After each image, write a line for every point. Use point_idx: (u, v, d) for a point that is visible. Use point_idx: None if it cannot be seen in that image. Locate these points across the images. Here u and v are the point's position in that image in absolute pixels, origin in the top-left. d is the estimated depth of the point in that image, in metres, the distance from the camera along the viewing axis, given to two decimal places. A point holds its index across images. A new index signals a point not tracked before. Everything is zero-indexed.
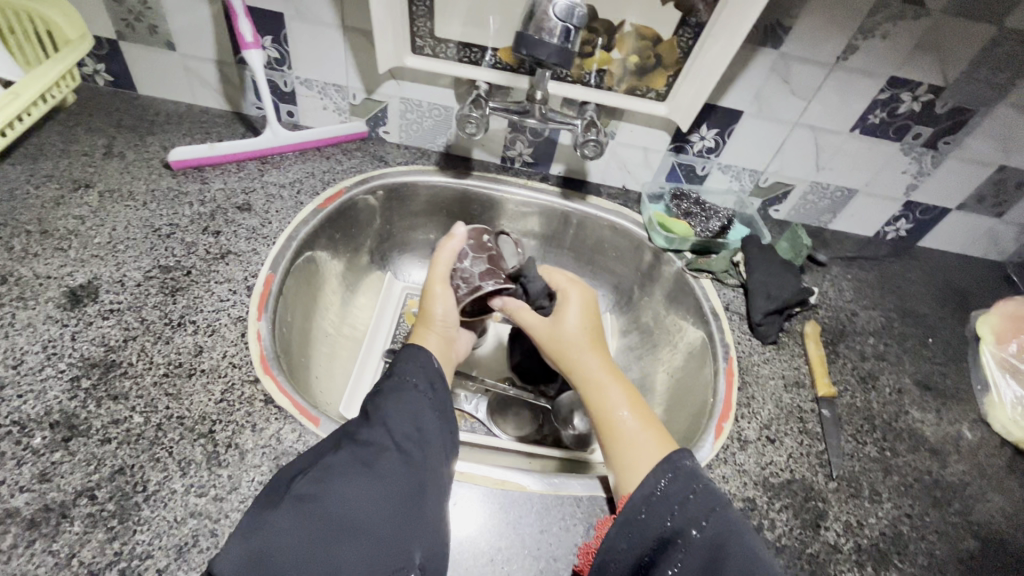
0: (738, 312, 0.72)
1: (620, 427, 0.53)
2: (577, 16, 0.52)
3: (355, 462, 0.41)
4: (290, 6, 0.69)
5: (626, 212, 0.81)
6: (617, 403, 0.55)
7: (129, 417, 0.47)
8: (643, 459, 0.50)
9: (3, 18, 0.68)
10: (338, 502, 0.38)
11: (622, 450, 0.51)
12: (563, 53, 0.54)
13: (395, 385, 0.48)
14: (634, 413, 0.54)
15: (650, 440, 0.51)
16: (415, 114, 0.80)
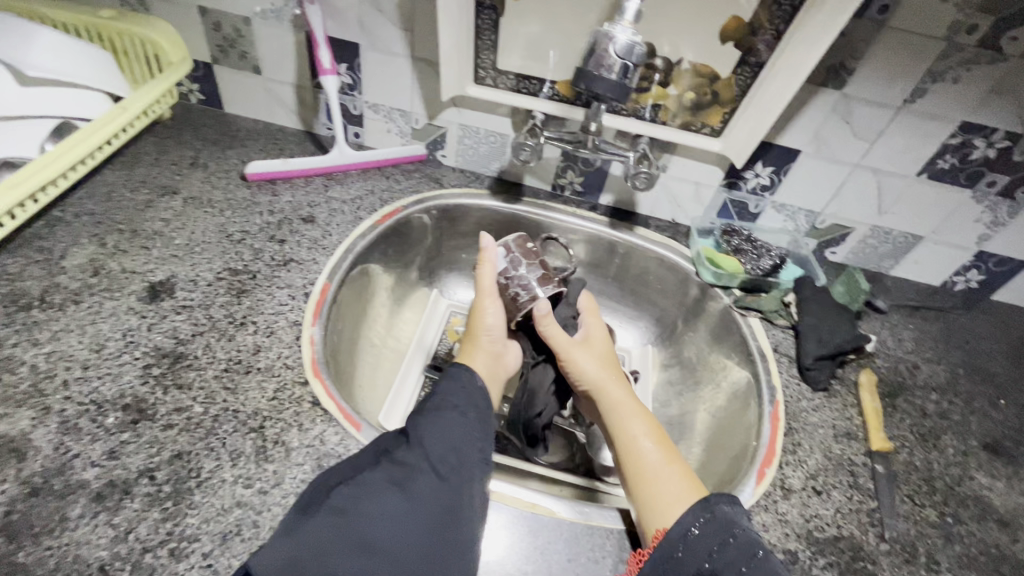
0: (787, 354, 0.69)
1: (643, 459, 0.53)
2: (637, 53, 0.54)
3: (392, 479, 0.42)
4: (365, 37, 0.74)
5: (674, 245, 0.81)
6: (637, 430, 0.56)
7: (191, 406, 0.51)
8: (672, 485, 0.50)
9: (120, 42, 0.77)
10: (372, 517, 0.40)
11: (647, 479, 0.51)
12: (620, 89, 0.55)
13: (435, 408, 0.50)
14: (655, 449, 0.54)
15: (678, 473, 0.51)
16: (472, 140, 0.83)
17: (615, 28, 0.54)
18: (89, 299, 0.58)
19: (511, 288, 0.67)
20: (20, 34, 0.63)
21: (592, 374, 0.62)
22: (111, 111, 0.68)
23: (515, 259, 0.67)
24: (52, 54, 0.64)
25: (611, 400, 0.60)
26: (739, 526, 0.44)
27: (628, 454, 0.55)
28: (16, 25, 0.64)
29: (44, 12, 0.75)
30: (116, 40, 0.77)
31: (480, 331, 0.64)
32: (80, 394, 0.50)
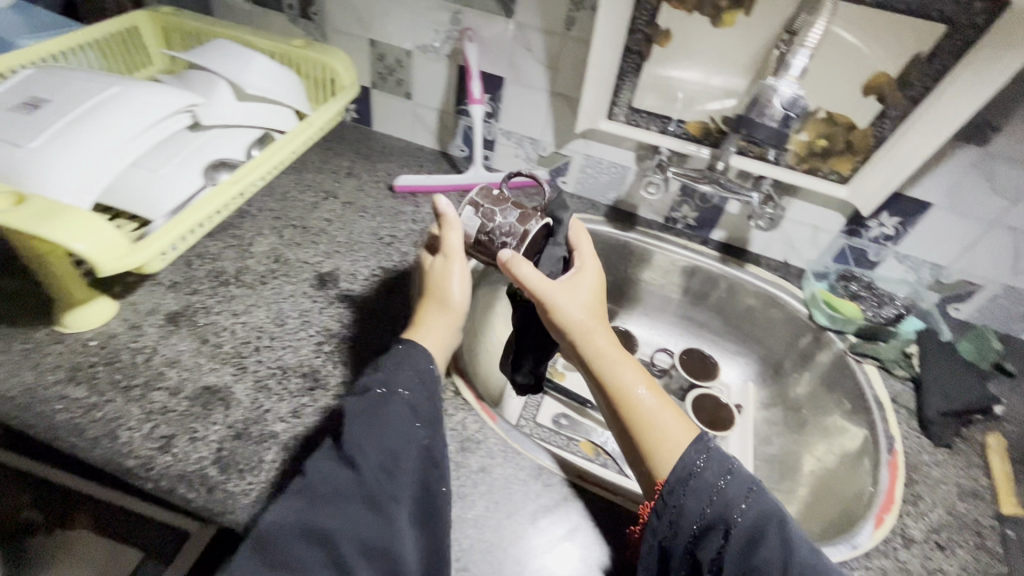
0: (906, 406, 0.68)
1: (641, 408, 0.50)
2: (800, 106, 0.58)
3: (330, 492, 0.43)
4: (511, 72, 0.83)
5: (787, 285, 0.82)
6: (633, 377, 0.52)
7: (356, 381, 0.59)
8: (674, 430, 0.49)
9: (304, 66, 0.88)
10: (303, 537, 0.41)
11: (650, 429, 0.49)
12: (779, 136, 0.60)
13: (375, 403, 0.47)
14: (651, 394, 0.51)
15: (674, 416, 0.50)
16: (594, 170, 0.89)
17: (780, 82, 0.58)
18: (272, 281, 0.69)
19: (494, 243, 0.53)
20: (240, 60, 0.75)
21: (581, 322, 0.53)
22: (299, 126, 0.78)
23: (487, 212, 0.53)
24: (262, 76, 0.76)
25: (601, 349, 0.53)
26: (759, 492, 0.44)
27: (627, 405, 0.50)
28: (237, 52, 0.77)
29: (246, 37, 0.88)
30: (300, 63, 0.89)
31: (438, 286, 0.55)
32: (269, 359, 0.60)
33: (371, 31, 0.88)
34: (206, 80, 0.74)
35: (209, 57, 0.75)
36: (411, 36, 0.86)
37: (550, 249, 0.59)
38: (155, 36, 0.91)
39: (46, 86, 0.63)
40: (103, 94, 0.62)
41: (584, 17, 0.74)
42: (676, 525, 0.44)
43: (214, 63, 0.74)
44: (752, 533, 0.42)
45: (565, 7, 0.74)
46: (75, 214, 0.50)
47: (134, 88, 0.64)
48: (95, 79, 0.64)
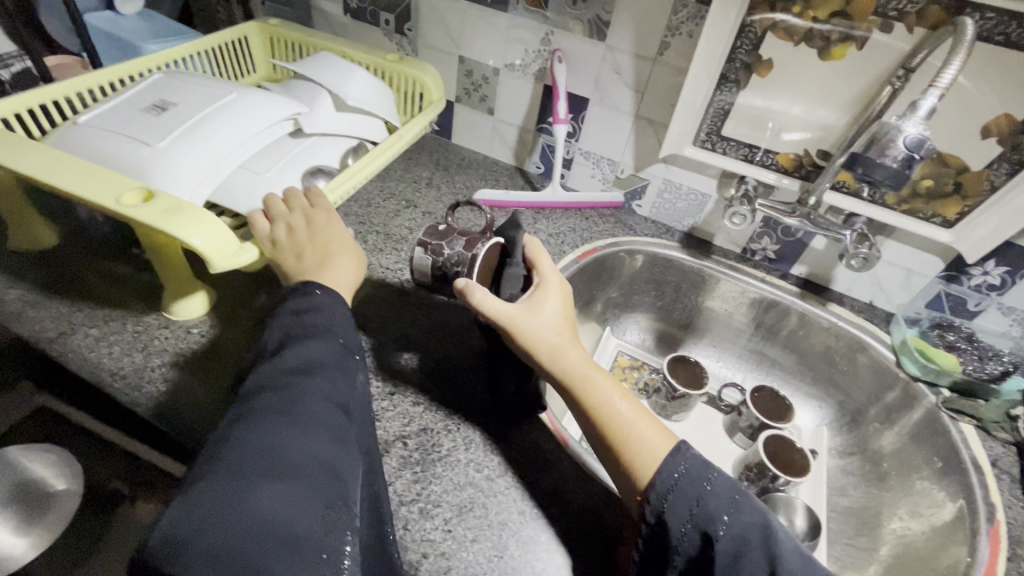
0: (1008, 472, 0.63)
1: (616, 420, 0.49)
2: (927, 148, 0.55)
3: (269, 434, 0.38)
4: (597, 94, 0.83)
5: (874, 329, 0.78)
6: (610, 392, 0.51)
7: (433, 390, 0.60)
8: (651, 439, 0.48)
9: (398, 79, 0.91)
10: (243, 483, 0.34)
11: (625, 443, 0.48)
12: (899, 177, 0.57)
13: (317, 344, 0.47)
14: (627, 405, 0.50)
15: (652, 427, 0.49)
16: (672, 195, 0.88)
17: (905, 121, 0.55)
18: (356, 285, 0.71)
19: (449, 273, 0.58)
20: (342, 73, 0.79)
21: (550, 343, 0.53)
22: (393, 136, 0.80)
23: (434, 248, 0.58)
24: (362, 88, 0.79)
25: (573, 366, 0.52)
26: (745, 497, 0.42)
27: (603, 421, 0.49)
28: (340, 64, 0.81)
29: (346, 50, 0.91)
30: (393, 76, 0.92)
31: (327, 235, 0.60)
32: None
33: (461, 48, 0.90)
34: (309, 90, 0.77)
35: (314, 68, 0.79)
36: (500, 54, 0.88)
37: (512, 268, 0.60)
38: (260, 47, 0.97)
39: (170, 91, 0.67)
40: (220, 100, 0.66)
41: (679, 43, 0.73)
42: (664, 530, 0.43)
43: (317, 74, 0.78)
44: (736, 545, 0.40)
45: (661, 32, 0.74)
46: (190, 209, 0.52)
47: (247, 96, 0.68)
48: (213, 86, 0.69)
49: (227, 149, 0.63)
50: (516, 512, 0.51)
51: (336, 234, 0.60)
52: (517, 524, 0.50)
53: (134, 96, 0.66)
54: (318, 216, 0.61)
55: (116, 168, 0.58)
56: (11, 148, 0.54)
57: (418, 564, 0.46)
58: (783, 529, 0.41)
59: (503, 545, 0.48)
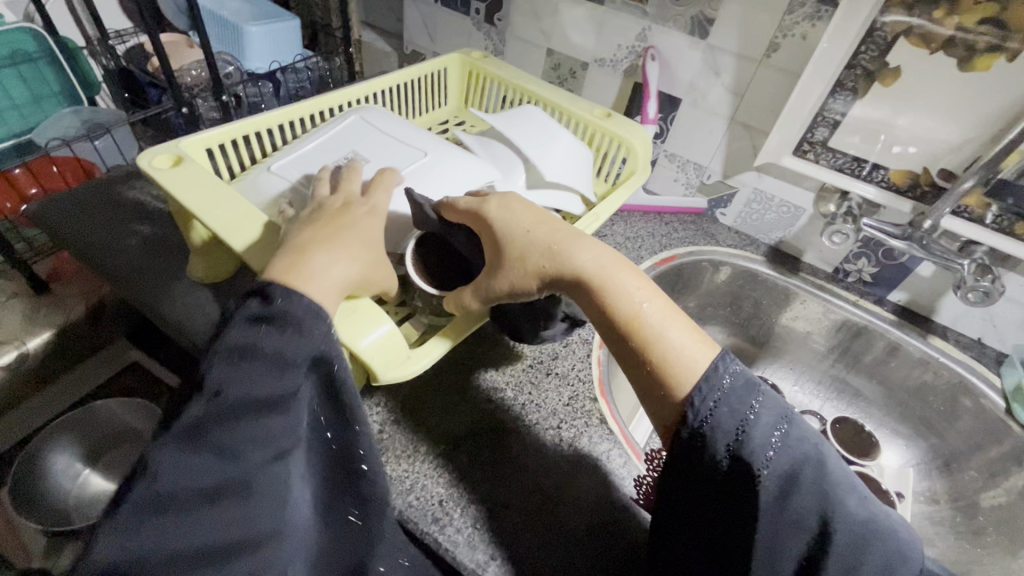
0: None
1: (642, 333, 0.41)
2: None
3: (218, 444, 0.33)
4: (691, 95, 0.80)
5: (982, 371, 0.71)
6: (632, 297, 0.43)
7: (505, 390, 0.60)
8: (685, 355, 0.40)
9: (583, 131, 0.80)
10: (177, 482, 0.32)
11: (653, 356, 0.40)
12: None
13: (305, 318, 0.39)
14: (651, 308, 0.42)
15: (690, 338, 0.41)
16: (761, 206, 0.83)
17: None
18: None
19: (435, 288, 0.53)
20: (544, 136, 0.67)
21: (540, 261, 0.46)
22: (586, 217, 0.67)
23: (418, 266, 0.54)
24: (562, 158, 0.67)
25: (582, 271, 0.45)
26: (793, 426, 0.36)
27: (627, 333, 0.42)
28: (544, 125, 0.69)
29: (532, 93, 0.82)
30: (596, 135, 0.78)
31: (351, 231, 0.45)
32: None
33: (550, 41, 0.89)
34: (507, 153, 0.67)
35: (518, 126, 0.68)
36: (592, 49, 0.85)
37: (452, 238, 0.53)
38: (457, 80, 0.90)
39: (366, 144, 0.64)
40: (410, 167, 0.61)
41: (790, 45, 0.68)
42: (698, 451, 0.37)
43: (520, 134, 0.67)
44: (784, 483, 0.34)
45: (771, 32, 0.69)
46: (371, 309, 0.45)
47: (442, 167, 0.62)
48: (410, 143, 0.64)
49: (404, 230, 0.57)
50: (584, 526, 0.50)
51: (354, 230, 0.45)
52: (586, 538, 0.49)
53: (327, 140, 0.64)
54: (352, 205, 0.48)
55: None
56: (201, 191, 0.52)
57: (485, 567, 0.46)
58: (840, 463, 0.36)
59: (572, 557, 0.48)
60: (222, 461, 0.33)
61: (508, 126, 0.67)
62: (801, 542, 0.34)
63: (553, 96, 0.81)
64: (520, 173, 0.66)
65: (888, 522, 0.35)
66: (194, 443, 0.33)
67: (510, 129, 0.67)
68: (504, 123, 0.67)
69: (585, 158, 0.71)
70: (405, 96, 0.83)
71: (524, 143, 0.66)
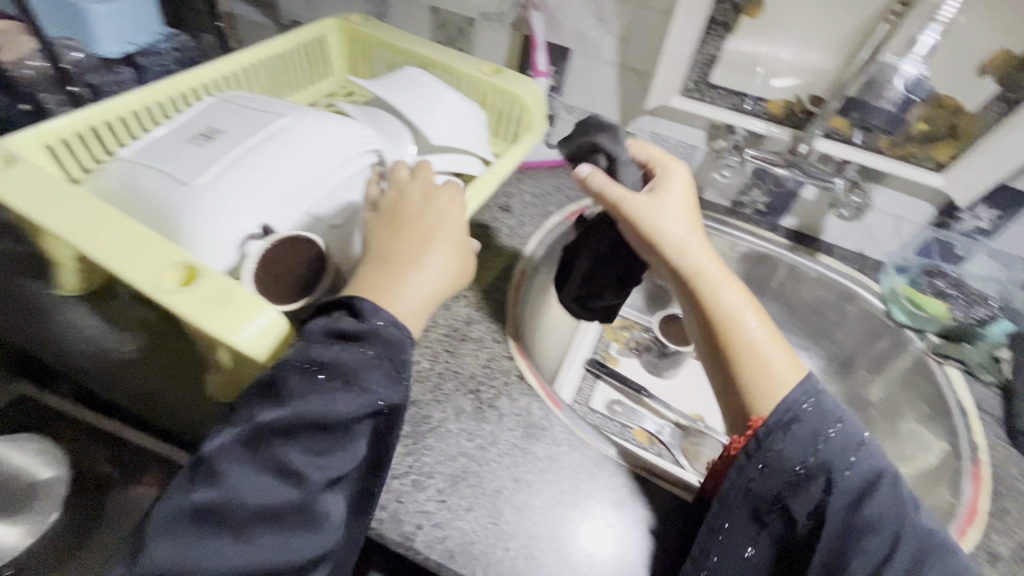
0: (991, 413, 0.64)
1: (747, 335, 0.47)
2: (923, 89, 0.61)
3: (271, 474, 0.36)
4: (580, 44, 0.79)
5: (863, 279, 0.78)
6: (743, 305, 0.48)
7: (420, 361, 0.59)
8: (781, 367, 0.45)
9: (473, 91, 0.78)
10: (235, 510, 0.35)
11: (762, 363, 0.45)
12: (893, 119, 0.65)
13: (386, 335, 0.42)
14: (760, 322, 0.48)
15: (780, 348, 0.46)
16: (660, 148, 0.85)
17: (908, 62, 0.59)
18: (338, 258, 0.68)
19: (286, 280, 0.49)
20: (429, 96, 0.65)
21: (677, 236, 0.51)
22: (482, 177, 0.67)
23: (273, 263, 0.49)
24: (452, 119, 0.65)
25: (699, 265, 0.51)
26: (867, 447, 0.40)
27: (723, 326, 0.47)
28: (427, 84, 0.66)
29: (416, 54, 0.78)
30: (487, 93, 0.76)
31: (421, 232, 0.51)
32: None
33: None
34: (393, 120, 0.65)
35: (399, 91, 0.64)
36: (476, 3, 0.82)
37: (624, 167, 0.55)
38: (340, 47, 0.85)
39: (223, 117, 0.59)
40: (275, 130, 0.57)
41: None
42: (776, 463, 0.40)
43: (403, 97, 0.64)
44: (860, 490, 0.38)
45: None
46: (242, 295, 0.42)
47: (315, 131, 0.58)
48: (271, 109, 0.60)
49: (286, 202, 0.54)
50: (509, 478, 0.51)
51: (426, 233, 0.50)
52: (511, 490, 0.50)
53: (184, 123, 0.59)
54: (408, 202, 0.53)
55: (150, 207, 0.51)
56: (34, 191, 0.47)
57: (414, 537, 0.46)
58: (897, 480, 0.39)
59: (498, 512, 0.48)
60: (278, 485, 0.36)
61: (390, 93, 0.64)
62: (880, 549, 0.36)
63: (438, 54, 0.77)
64: (409, 140, 0.64)
65: (938, 531, 0.38)
66: (245, 462, 0.37)
67: (392, 95, 0.64)
68: (385, 90, 0.64)
69: (476, 114, 0.69)
70: (284, 68, 0.77)
71: (407, 106, 0.63)
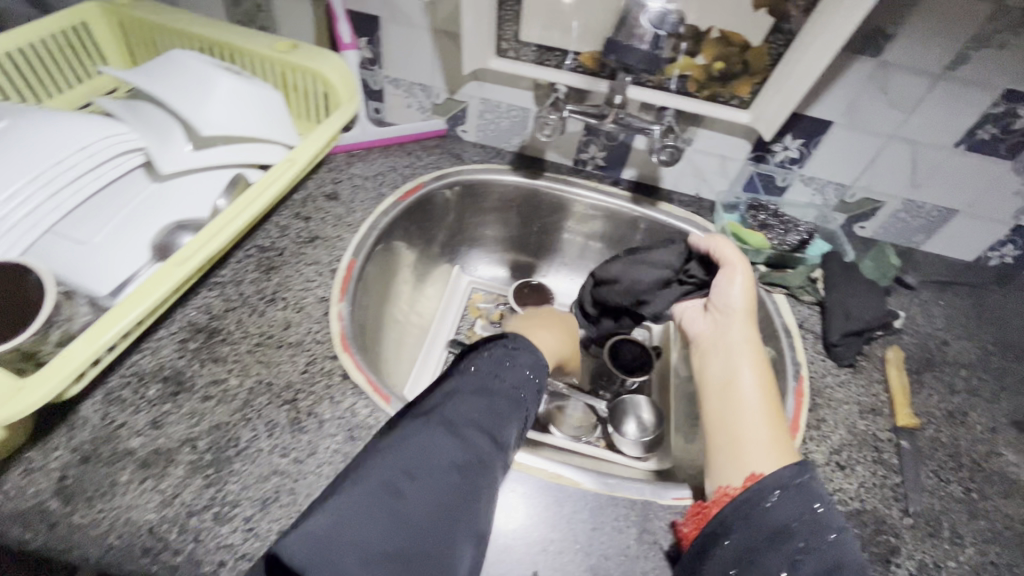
0: (812, 331, 0.68)
1: (745, 415, 0.51)
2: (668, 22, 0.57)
3: (401, 471, 0.34)
4: (386, 10, 0.74)
5: (699, 221, 0.80)
6: (740, 370, 0.54)
7: (227, 379, 0.53)
8: (764, 449, 0.48)
9: (272, 70, 0.70)
10: (346, 508, 0.32)
11: (728, 424, 0.51)
12: (651, 59, 0.59)
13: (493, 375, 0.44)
14: (762, 405, 0.51)
15: (767, 439, 0.48)
16: (493, 114, 0.83)
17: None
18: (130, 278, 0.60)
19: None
20: (197, 80, 0.56)
21: (728, 330, 0.58)
22: (278, 164, 0.60)
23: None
24: (233, 102, 0.57)
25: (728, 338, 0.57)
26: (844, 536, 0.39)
27: (734, 404, 0.52)
28: (196, 67, 0.57)
29: (196, 33, 0.68)
30: (286, 72, 0.69)
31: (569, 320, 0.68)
32: (124, 368, 0.52)
33: None
34: (159, 112, 0.56)
35: (158, 77, 0.56)
36: None
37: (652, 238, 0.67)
38: (112, 33, 0.72)
39: None
40: None
41: None
42: (784, 529, 0.39)
43: (162, 84, 0.56)
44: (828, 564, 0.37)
45: None
46: None
47: (46, 133, 0.49)
48: None
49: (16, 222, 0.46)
50: None
51: (567, 321, 0.68)
52: None
53: None
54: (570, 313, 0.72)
55: None
56: None
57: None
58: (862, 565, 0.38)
59: None
60: (391, 501, 0.33)
61: (148, 80, 0.56)
62: None
63: (222, 31, 0.68)
64: (181, 133, 0.56)
65: None
66: (406, 472, 0.34)
67: (150, 82, 0.55)
68: (142, 77, 0.56)
69: (266, 94, 0.61)
70: (41, 62, 0.64)
71: (168, 93, 0.55)
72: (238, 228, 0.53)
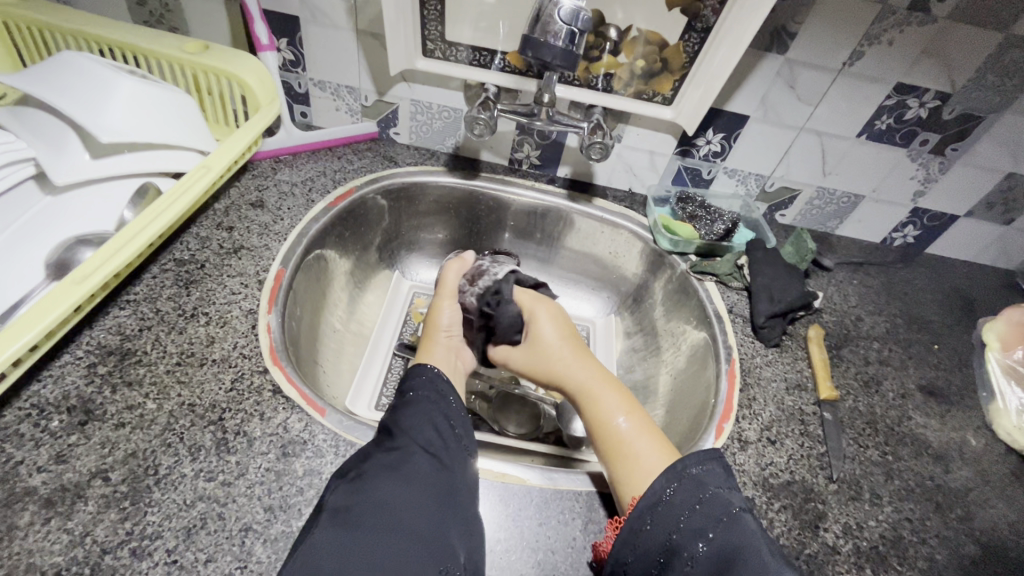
0: (741, 314, 0.72)
1: (619, 434, 0.52)
2: (581, 19, 0.56)
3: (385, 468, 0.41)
4: (305, 10, 0.71)
5: (632, 215, 0.83)
6: (603, 397, 0.57)
7: (143, 403, 0.49)
8: (646, 454, 0.50)
9: (181, 72, 0.66)
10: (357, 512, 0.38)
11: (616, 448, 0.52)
12: (567, 54, 0.57)
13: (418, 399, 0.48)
14: (630, 421, 0.54)
15: (654, 445, 0.51)
16: (425, 116, 0.82)
17: None
18: None
19: None
20: (94, 83, 0.52)
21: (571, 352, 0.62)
22: (191, 171, 0.56)
23: None
24: (136, 106, 0.53)
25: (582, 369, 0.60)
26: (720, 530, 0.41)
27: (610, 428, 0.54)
28: (91, 70, 0.53)
29: (94, 34, 0.63)
30: (196, 72, 0.65)
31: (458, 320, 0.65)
32: (19, 399, 0.47)
33: None
34: (52, 119, 0.52)
35: (45, 79, 0.52)
36: None
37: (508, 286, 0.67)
38: None
39: None
40: None
41: None
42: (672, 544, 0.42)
43: (50, 87, 0.51)
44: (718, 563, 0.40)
45: None
46: None
47: None
48: None
49: None
50: (261, 510, 0.44)
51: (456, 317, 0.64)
52: (263, 522, 0.44)
53: None
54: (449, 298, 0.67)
55: None
56: None
57: None
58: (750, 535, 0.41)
59: (247, 552, 0.42)
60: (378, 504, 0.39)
61: (37, 85, 0.51)
62: None
63: (123, 33, 0.64)
64: (76, 140, 0.52)
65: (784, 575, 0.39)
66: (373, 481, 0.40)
67: (39, 87, 0.51)
68: (29, 82, 0.51)
69: (174, 97, 0.57)
70: None
71: (59, 98, 0.50)
72: (145, 242, 0.50)
